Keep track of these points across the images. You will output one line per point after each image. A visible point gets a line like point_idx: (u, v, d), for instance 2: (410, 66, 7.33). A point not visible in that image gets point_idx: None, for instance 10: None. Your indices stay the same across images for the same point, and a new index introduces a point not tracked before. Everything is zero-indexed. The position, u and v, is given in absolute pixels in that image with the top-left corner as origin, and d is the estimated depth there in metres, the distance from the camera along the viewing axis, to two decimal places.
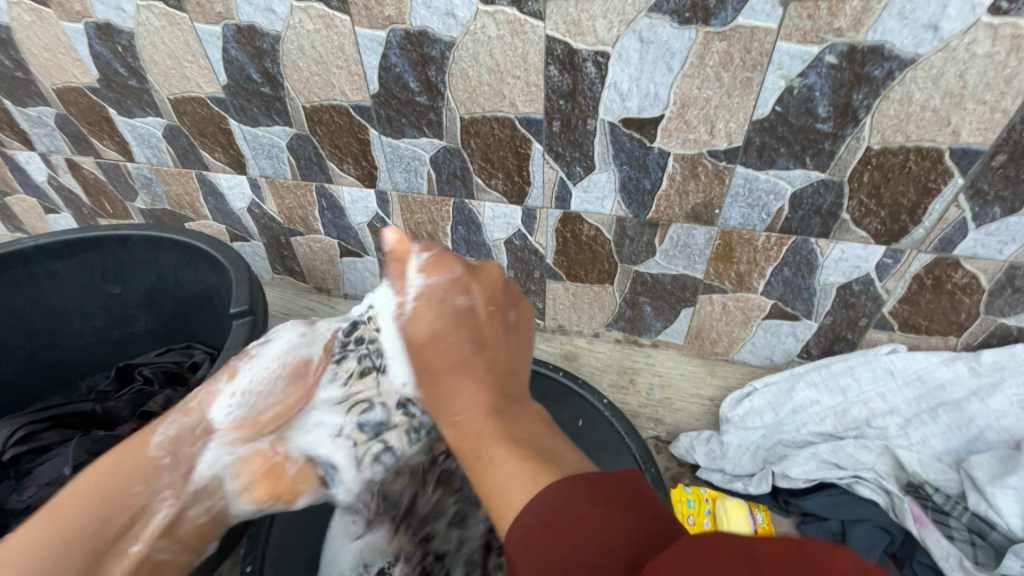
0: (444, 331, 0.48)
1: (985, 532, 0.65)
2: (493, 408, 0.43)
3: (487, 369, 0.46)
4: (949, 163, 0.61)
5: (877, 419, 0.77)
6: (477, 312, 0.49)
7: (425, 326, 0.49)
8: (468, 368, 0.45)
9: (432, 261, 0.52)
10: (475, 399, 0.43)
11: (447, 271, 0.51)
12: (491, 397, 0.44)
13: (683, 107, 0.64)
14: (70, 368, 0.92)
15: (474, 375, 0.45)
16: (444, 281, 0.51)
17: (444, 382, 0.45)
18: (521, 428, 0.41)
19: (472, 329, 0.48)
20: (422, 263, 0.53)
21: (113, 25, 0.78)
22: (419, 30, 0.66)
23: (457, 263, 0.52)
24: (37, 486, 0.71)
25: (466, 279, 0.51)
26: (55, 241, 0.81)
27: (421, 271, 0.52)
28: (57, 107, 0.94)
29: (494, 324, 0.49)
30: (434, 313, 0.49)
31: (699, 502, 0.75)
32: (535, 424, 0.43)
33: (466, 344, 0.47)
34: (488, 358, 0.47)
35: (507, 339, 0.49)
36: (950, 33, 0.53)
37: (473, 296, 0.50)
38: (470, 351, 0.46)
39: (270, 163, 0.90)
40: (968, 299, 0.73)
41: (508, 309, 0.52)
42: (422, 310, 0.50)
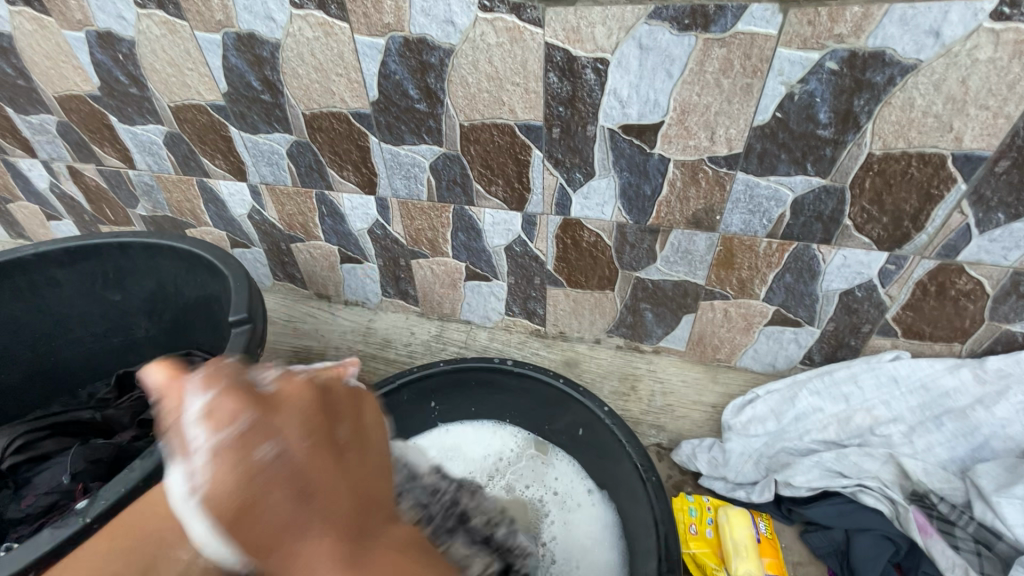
0: (246, 487, 0.30)
1: (991, 542, 0.64)
2: (340, 563, 0.30)
3: (339, 509, 0.32)
4: (951, 169, 0.61)
5: (880, 426, 0.76)
6: (297, 454, 0.32)
7: (220, 485, 0.30)
8: (303, 538, 0.30)
9: (223, 393, 0.33)
10: (318, 550, 0.30)
11: (236, 417, 0.32)
12: (337, 539, 0.31)
13: (683, 113, 0.64)
14: (70, 376, 0.92)
15: (308, 539, 0.30)
16: (237, 427, 0.31)
17: (281, 554, 0.30)
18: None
19: (293, 473, 0.31)
20: (214, 396, 0.33)
21: (114, 33, 0.78)
22: (418, 37, 0.66)
23: (250, 394, 0.33)
24: (36, 495, 0.70)
25: (269, 419, 0.32)
26: (55, 249, 0.81)
27: (205, 410, 0.32)
28: (59, 115, 0.94)
29: (324, 456, 0.33)
30: (236, 456, 0.31)
31: (700, 511, 0.74)
32: (393, 559, 0.32)
33: (284, 495, 0.31)
34: (321, 507, 0.31)
35: (336, 467, 0.33)
36: (951, 39, 0.52)
37: (285, 439, 0.32)
38: (289, 506, 0.30)
39: (270, 170, 0.90)
40: (972, 305, 0.72)
41: (336, 422, 0.35)
42: (214, 457, 0.31)
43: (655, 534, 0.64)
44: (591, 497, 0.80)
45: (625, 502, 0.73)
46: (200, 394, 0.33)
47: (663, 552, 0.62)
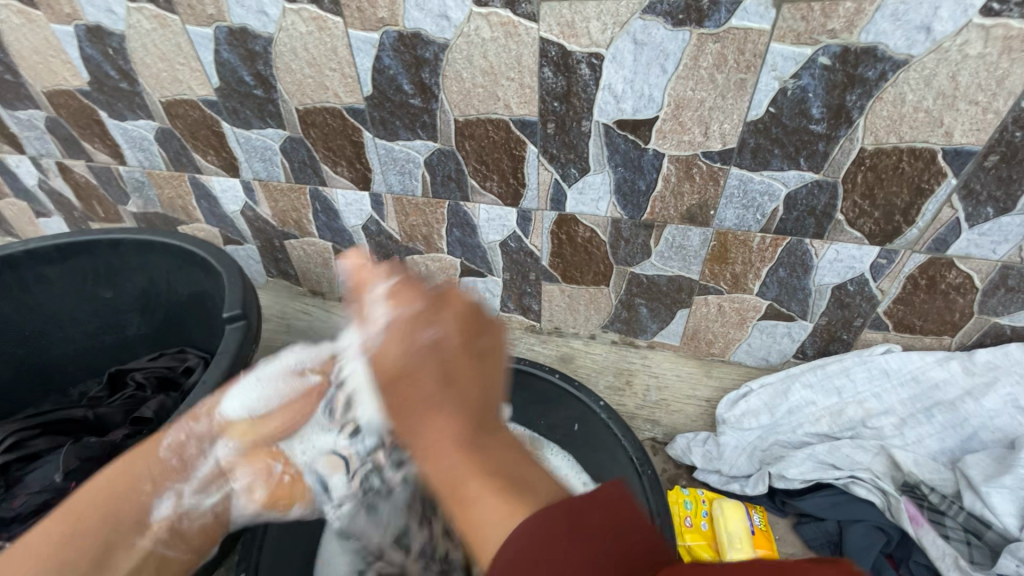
0: (409, 365, 0.42)
1: (981, 531, 0.65)
2: (462, 442, 0.37)
3: (462, 400, 0.39)
4: (942, 164, 0.61)
5: (872, 419, 0.77)
6: (449, 345, 0.42)
7: (388, 357, 0.44)
8: (438, 409, 0.38)
9: (399, 287, 0.50)
10: (446, 428, 0.38)
11: (412, 305, 0.46)
12: (466, 424, 0.38)
13: (677, 108, 0.64)
14: (61, 374, 0.91)
15: (443, 410, 0.38)
16: (411, 313, 0.45)
17: (422, 410, 0.39)
18: (492, 458, 0.37)
19: (443, 363, 0.41)
20: (391, 285, 0.51)
21: (103, 28, 0.77)
22: (413, 32, 0.66)
23: (421, 295, 0.48)
24: (26, 493, 0.69)
25: (431, 312, 0.45)
26: (45, 246, 0.80)
27: (387, 293, 0.50)
28: (47, 110, 0.93)
29: (467, 357, 0.41)
30: (402, 343, 0.44)
31: (696, 504, 0.75)
32: (510, 450, 0.38)
33: (432, 379, 0.40)
34: (459, 395, 0.39)
35: (473, 364, 0.41)
36: (942, 35, 0.53)
37: (442, 329, 0.43)
38: (438, 389, 0.39)
39: (263, 166, 0.89)
40: (962, 299, 0.73)
41: (478, 334, 0.43)
42: (388, 338, 0.45)
43: None
44: (586, 490, 0.80)
45: None
46: (382, 286, 0.51)
47: None
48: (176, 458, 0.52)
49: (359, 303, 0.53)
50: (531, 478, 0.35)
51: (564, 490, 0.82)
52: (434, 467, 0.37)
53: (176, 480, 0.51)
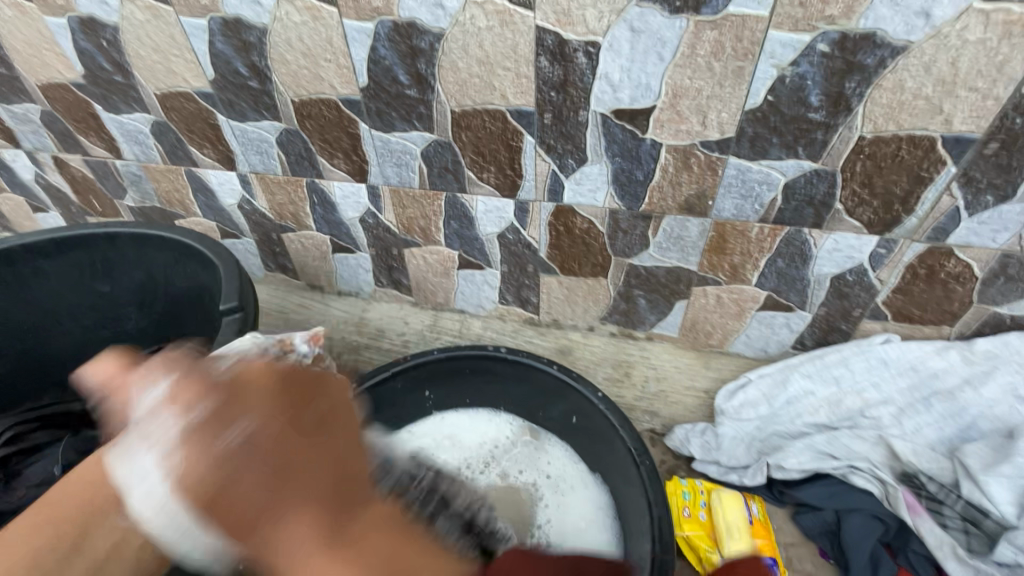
0: (219, 481, 0.33)
1: (979, 519, 0.66)
2: (323, 544, 0.32)
3: (318, 485, 0.34)
4: (941, 151, 0.61)
5: (871, 408, 0.77)
6: (263, 438, 0.35)
7: (190, 475, 0.34)
8: (281, 516, 0.33)
9: (185, 380, 0.39)
10: (301, 527, 0.33)
11: (193, 409, 0.36)
12: (321, 509, 0.33)
13: (675, 97, 0.64)
14: (60, 368, 0.91)
15: (294, 505, 0.33)
16: (197, 420, 0.35)
17: (263, 526, 0.33)
18: (356, 550, 0.33)
19: (279, 442, 0.35)
20: (169, 386, 0.39)
21: (97, 19, 0.77)
22: (408, 21, 0.65)
23: (216, 385, 0.37)
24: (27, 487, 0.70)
25: (233, 405, 0.36)
26: (42, 240, 0.80)
27: (164, 398, 0.38)
28: (43, 104, 0.93)
29: (295, 440, 0.36)
30: (196, 453, 0.34)
31: (694, 494, 0.75)
32: (383, 529, 0.34)
33: (256, 489, 0.33)
34: (295, 489, 0.34)
35: (309, 443, 0.36)
36: (942, 20, 0.52)
37: (253, 421, 0.35)
38: (257, 493, 0.33)
39: (259, 158, 0.89)
40: (961, 288, 0.73)
41: (309, 403, 0.38)
42: (183, 454, 0.34)
43: (649, 517, 0.65)
44: (585, 480, 0.81)
45: (619, 485, 0.74)
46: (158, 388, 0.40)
47: (656, 533, 0.63)
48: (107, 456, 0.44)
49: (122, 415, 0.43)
50: (420, 567, 0.33)
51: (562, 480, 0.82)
52: (289, 561, 0.32)
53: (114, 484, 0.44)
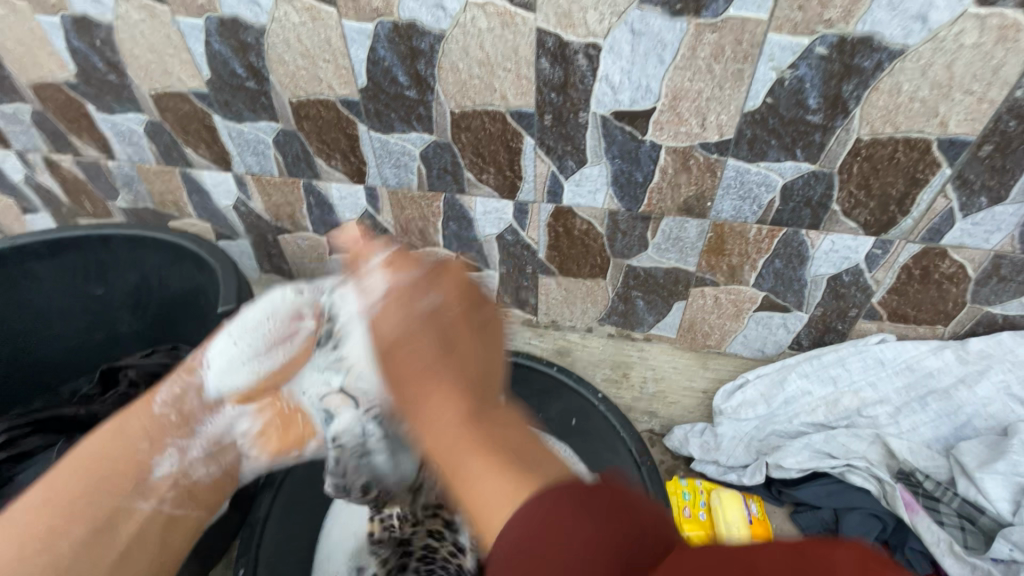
0: (405, 333, 0.45)
1: (975, 516, 0.66)
2: (466, 412, 0.38)
3: (463, 371, 0.41)
4: (936, 154, 0.62)
5: (867, 408, 0.78)
6: (448, 313, 0.46)
7: (388, 326, 0.47)
8: (437, 377, 0.40)
9: (395, 259, 0.56)
10: (446, 394, 0.39)
11: (411, 272, 0.52)
12: (466, 394, 0.40)
13: (675, 99, 0.64)
14: (52, 372, 0.90)
15: (443, 386, 0.40)
16: (411, 281, 0.50)
17: (417, 387, 0.40)
18: (500, 434, 0.37)
19: (439, 329, 0.44)
20: (385, 256, 0.58)
21: (90, 18, 0.76)
22: (408, 22, 0.65)
23: (419, 266, 0.53)
24: (19, 493, 0.69)
25: (426, 283, 0.49)
26: (34, 242, 0.79)
27: (382, 264, 0.56)
28: (33, 104, 0.91)
29: (465, 326, 0.45)
30: (398, 313, 0.47)
31: (694, 495, 0.76)
32: (519, 429, 0.38)
33: (430, 345, 0.43)
34: (456, 364, 0.41)
35: (472, 335, 0.45)
36: (938, 24, 0.53)
37: (443, 296, 0.47)
38: (436, 352, 0.42)
39: (255, 159, 0.88)
40: (955, 288, 0.74)
41: (476, 306, 0.48)
42: (386, 307, 0.49)
43: None
44: None
45: None
46: (378, 256, 0.58)
47: None
48: (173, 415, 0.60)
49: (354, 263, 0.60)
50: (541, 459, 0.35)
51: None
52: (436, 436, 0.38)
53: (177, 436, 0.59)
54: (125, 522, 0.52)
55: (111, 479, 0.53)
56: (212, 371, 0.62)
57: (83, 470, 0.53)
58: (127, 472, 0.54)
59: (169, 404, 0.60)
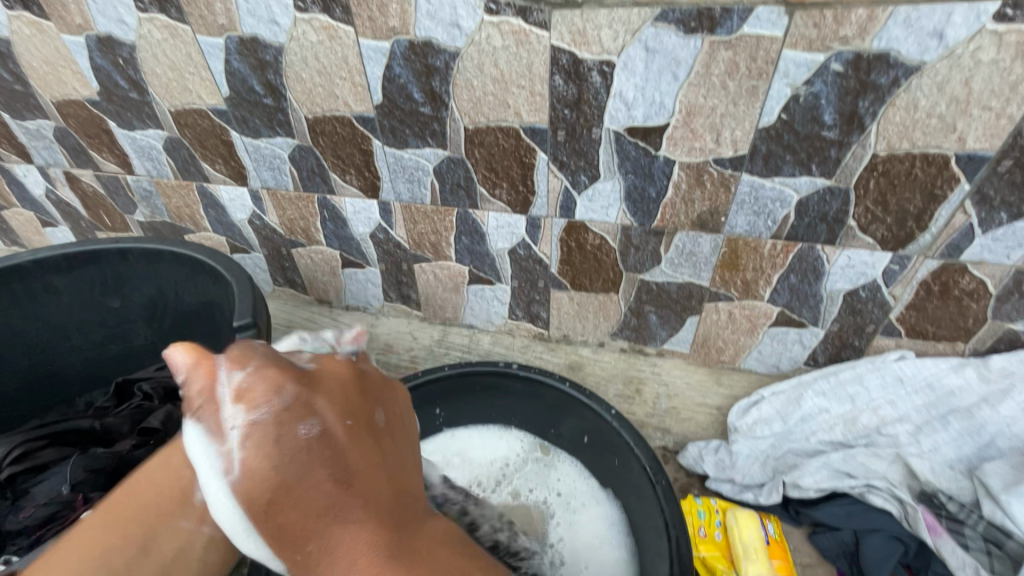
0: (292, 470, 0.41)
1: (1001, 541, 0.64)
2: (382, 553, 0.38)
3: (376, 498, 0.41)
4: (955, 169, 0.61)
5: (887, 426, 0.76)
6: (338, 428, 0.43)
7: (262, 469, 0.41)
8: (344, 510, 0.39)
9: (254, 370, 0.43)
10: (355, 540, 0.38)
11: (257, 362, 0.44)
12: (377, 529, 0.39)
13: (688, 115, 0.64)
14: (67, 384, 0.91)
15: (351, 522, 0.39)
16: (275, 409, 0.42)
17: (312, 534, 0.39)
18: (421, 564, 0.38)
19: (336, 453, 0.42)
20: (238, 370, 0.44)
21: (114, 38, 0.78)
22: (424, 41, 0.66)
23: (286, 371, 0.45)
24: (34, 505, 0.69)
25: (310, 395, 0.44)
26: (54, 255, 0.80)
27: (236, 376, 0.43)
28: (56, 120, 0.93)
29: (361, 433, 0.44)
30: (273, 445, 0.41)
31: (709, 513, 0.75)
32: (445, 550, 0.41)
33: (329, 474, 0.41)
34: (360, 495, 0.40)
35: (370, 442, 0.44)
36: (955, 41, 0.53)
37: (324, 417, 0.43)
38: (331, 492, 0.40)
39: (271, 174, 0.89)
40: (976, 304, 0.73)
41: (375, 404, 0.47)
42: (255, 443, 0.41)
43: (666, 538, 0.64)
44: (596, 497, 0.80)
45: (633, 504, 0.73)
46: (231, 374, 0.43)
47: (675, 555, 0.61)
48: None
49: (197, 407, 0.43)
50: None
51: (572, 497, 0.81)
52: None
53: (217, 461, 0.56)
54: (169, 543, 0.51)
55: (147, 506, 0.52)
56: (251, 400, 0.61)
57: (133, 504, 0.52)
58: (170, 498, 0.53)
59: (210, 428, 0.57)
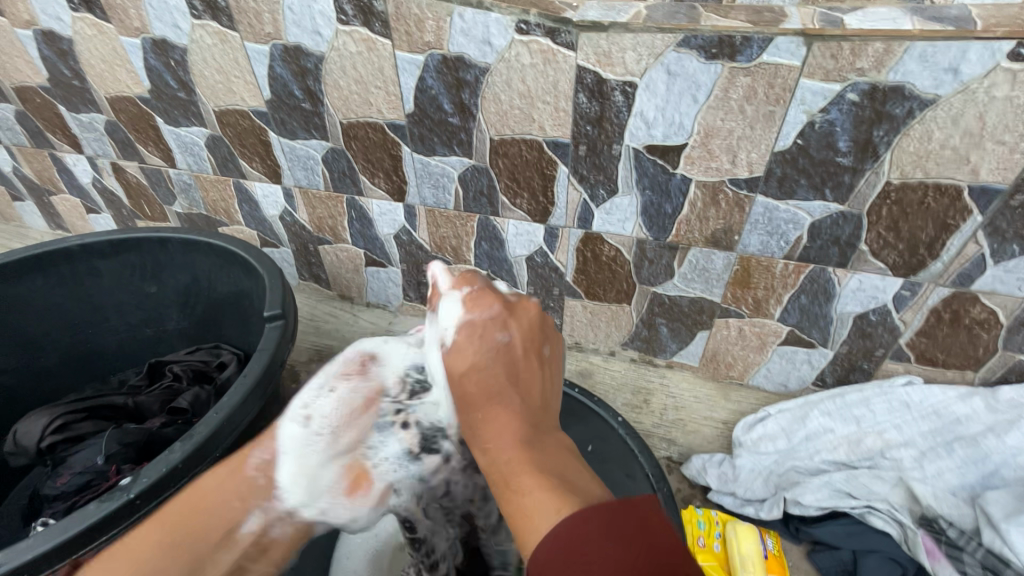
0: (485, 360, 0.49)
1: (1000, 569, 0.65)
2: (524, 434, 0.45)
3: (514, 415, 0.47)
4: (967, 201, 0.63)
5: (890, 450, 0.78)
6: (518, 350, 0.50)
7: (466, 354, 0.50)
8: (503, 398, 0.47)
9: (474, 294, 0.53)
10: (509, 410, 0.47)
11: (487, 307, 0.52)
12: (520, 424, 0.46)
13: (706, 136, 0.67)
14: (101, 362, 0.96)
15: (512, 405, 0.47)
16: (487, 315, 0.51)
17: (486, 405, 0.48)
18: (547, 455, 0.44)
19: (509, 365, 0.49)
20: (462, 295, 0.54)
21: (168, 41, 0.83)
22: (456, 56, 0.70)
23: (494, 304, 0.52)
24: (71, 474, 0.72)
25: (506, 316, 0.51)
26: (99, 241, 0.86)
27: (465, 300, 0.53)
28: (108, 114, 0.99)
29: (533, 365, 0.50)
30: (478, 345, 0.50)
31: (709, 525, 0.76)
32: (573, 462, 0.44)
33: (502, 376, 0.49)
34: (520, 391, 0.48)
35: (539, 371, 0.50)
36: (969, 76, 0.54)
37: (514, 333, 0.50)
38: (497, 384, 0.48)
39: (304, 174, 0.94)
40: (986, 334, 0.74)
41: (543, 342, 0.52)
42: (462, 341, 0.51)
43: None
44: None
45: None
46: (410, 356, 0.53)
47: None
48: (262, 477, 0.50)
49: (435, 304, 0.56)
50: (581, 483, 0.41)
51: None
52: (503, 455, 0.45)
53: (265, 498, 0.50)
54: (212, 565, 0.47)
55: (201, 529, 0.47)
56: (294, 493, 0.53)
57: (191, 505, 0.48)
58: (214, 527, 0.47)
59: (263, 463, 0.51)
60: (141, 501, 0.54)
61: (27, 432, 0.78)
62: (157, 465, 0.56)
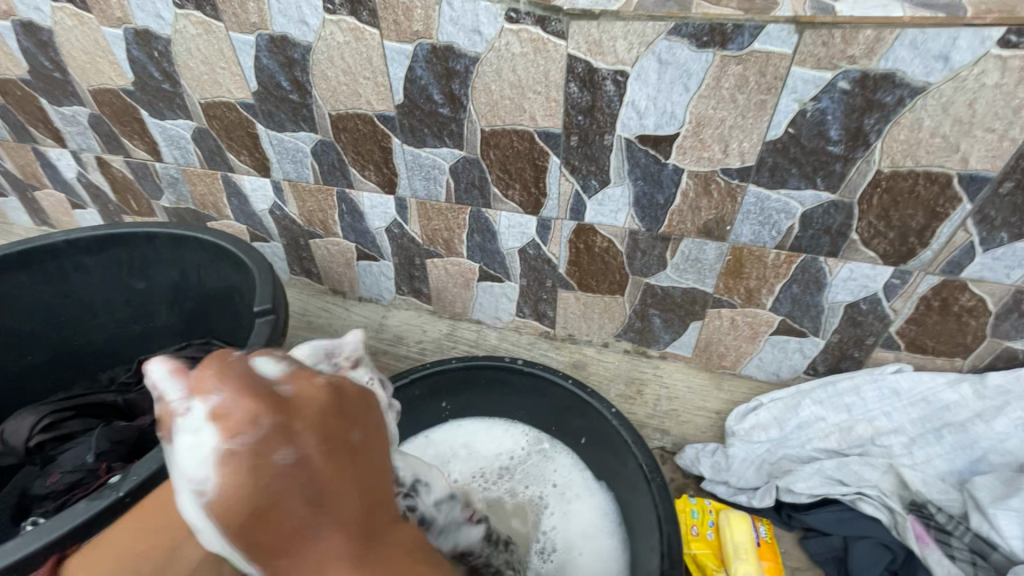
0: (270, 487, 0.31)
1: (987, 552, 0.67)
2: (348, 554, 0.32)
3: (347, 505, 0.33)
4: (957, 188, 0.63)
5: (882, 437, 0.79)
6: (316, 455, 0.32)
7: (233, 489, 0.31)
8: (317, 527, 0.32)
9: (297, 370, 0.35)
10: (322, 539, 0.32)
11: (254, 406, 0.32)
12: (351, 540, 0.32)
13: (698, 126, 0.66)
14: (91, 359, 0.95)
15: (320, 536, 0.32)
16: (257, 425, 0.31)
17: (295, 545, 0.31)
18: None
19: (312, 474, 0.32)
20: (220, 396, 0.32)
21: (151, 31, 0.81)
22: (445, 45, 0.69)
23: (313, 393, 0.33)
24: (60, 472, 0.72)
25: (274, 426, 0.32)
26: (85, 236, 0.84)
27: (271, 374, 0.34)
28: (91, 107, 0.98)
29: (342, 459, 0.33)
30: (244, 472, 0.31)
31: (702, 514, 0.77)
32: (405, 550, 0.35)
33: (302, 499, 0.31)
34: (333, 512, 0.32)
35: (346, 470, 0.33)
36: (959, 64, 0.54)
37: (304, 445, 0.32)
38: (306, 508, 0.32)
39: (293, 167, 0.93)
40: (975, 322, 0.74)
41: (355, 420, 0.34)
42: (225, 470, 0.31)
43: (658, 532, 0.66)
44: (589, 488, 0.83)
45: (627, 494, 0.76)
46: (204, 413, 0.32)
47: (665, 549, 0.64)
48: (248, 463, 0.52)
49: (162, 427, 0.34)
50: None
51: (567, 488, 0.84)
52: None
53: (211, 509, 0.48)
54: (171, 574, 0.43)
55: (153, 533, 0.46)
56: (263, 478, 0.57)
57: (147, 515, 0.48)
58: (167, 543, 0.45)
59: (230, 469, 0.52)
60: (134, 499, 0.54)
61: (15, 431, 0.77)
62: (148, 462, 0.56)
